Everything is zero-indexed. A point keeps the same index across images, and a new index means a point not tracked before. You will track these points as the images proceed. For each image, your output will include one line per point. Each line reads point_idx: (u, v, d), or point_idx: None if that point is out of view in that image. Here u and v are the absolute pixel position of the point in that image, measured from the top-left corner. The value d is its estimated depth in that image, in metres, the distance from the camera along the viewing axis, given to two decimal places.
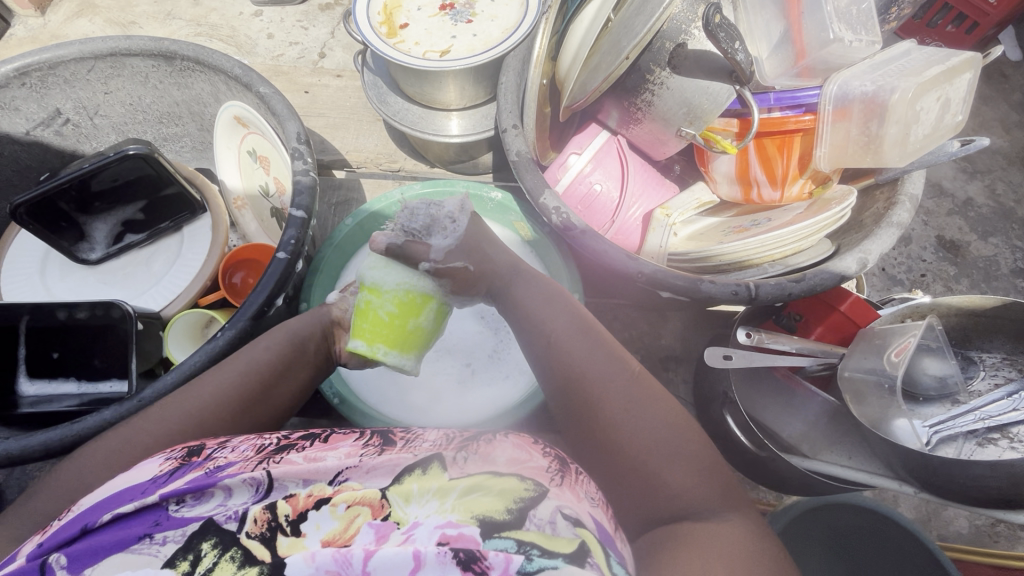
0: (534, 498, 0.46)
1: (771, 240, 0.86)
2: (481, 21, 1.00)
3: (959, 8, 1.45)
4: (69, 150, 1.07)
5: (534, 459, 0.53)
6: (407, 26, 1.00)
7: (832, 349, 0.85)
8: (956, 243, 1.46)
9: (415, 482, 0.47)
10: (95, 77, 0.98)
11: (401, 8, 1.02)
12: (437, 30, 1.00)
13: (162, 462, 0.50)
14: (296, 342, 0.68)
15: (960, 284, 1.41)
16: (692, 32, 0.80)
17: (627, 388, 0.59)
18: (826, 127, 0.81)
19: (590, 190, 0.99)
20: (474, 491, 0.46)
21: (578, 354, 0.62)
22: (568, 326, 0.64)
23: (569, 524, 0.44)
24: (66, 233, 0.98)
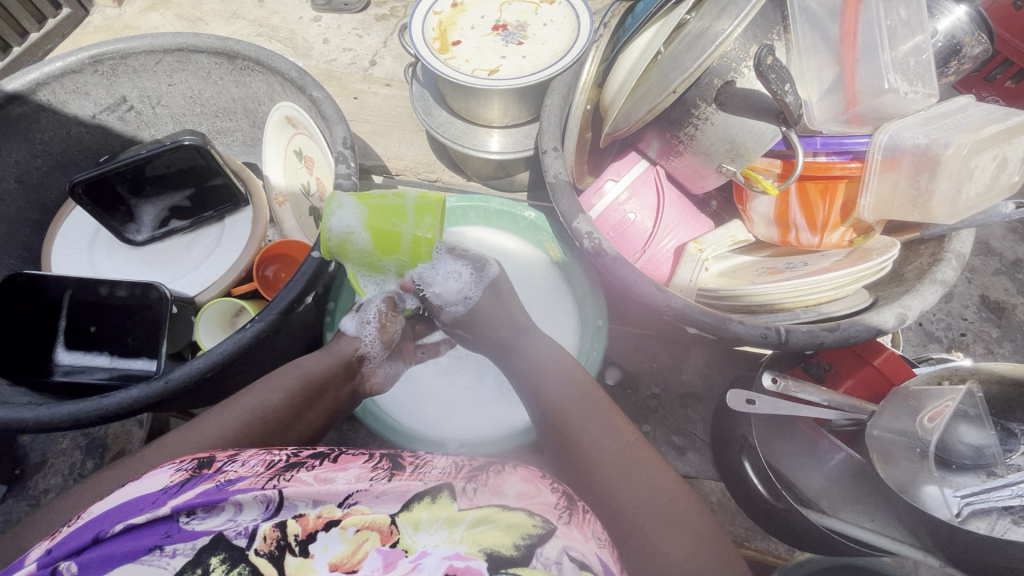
0: (541, 535, 0.47)
1: (809, 284, 0.84)
2: (531, 44, 1.02)
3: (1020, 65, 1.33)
4: (128, 136, 1.13)
5: (543, 494, 0.52)
6: (459, 43, 1.02)
7: (862, 405, 0.81)
8: (1001, 304, 1.40)
9: (424, 509, 0.48)
10: (161, 69, 1.03)
11: (455, 25, 1.04)
12: (488, 49, 1.02)
13: (173, 470, 0.50)
14: (309, 377, 0.72)
15: (1003, 347, 1.34)
16: (742, 72, 0.79)
17: (640, 455, 0.61)
18: (872, 177, 0.79)
19: (623, 218, 0.99)
20: (483, 523, 0.47)
21: (588, 408, 0.66)
22: (569, 388, 0.68)
23: (574, 566, 0.45)
24: (117, 214, 1.03)
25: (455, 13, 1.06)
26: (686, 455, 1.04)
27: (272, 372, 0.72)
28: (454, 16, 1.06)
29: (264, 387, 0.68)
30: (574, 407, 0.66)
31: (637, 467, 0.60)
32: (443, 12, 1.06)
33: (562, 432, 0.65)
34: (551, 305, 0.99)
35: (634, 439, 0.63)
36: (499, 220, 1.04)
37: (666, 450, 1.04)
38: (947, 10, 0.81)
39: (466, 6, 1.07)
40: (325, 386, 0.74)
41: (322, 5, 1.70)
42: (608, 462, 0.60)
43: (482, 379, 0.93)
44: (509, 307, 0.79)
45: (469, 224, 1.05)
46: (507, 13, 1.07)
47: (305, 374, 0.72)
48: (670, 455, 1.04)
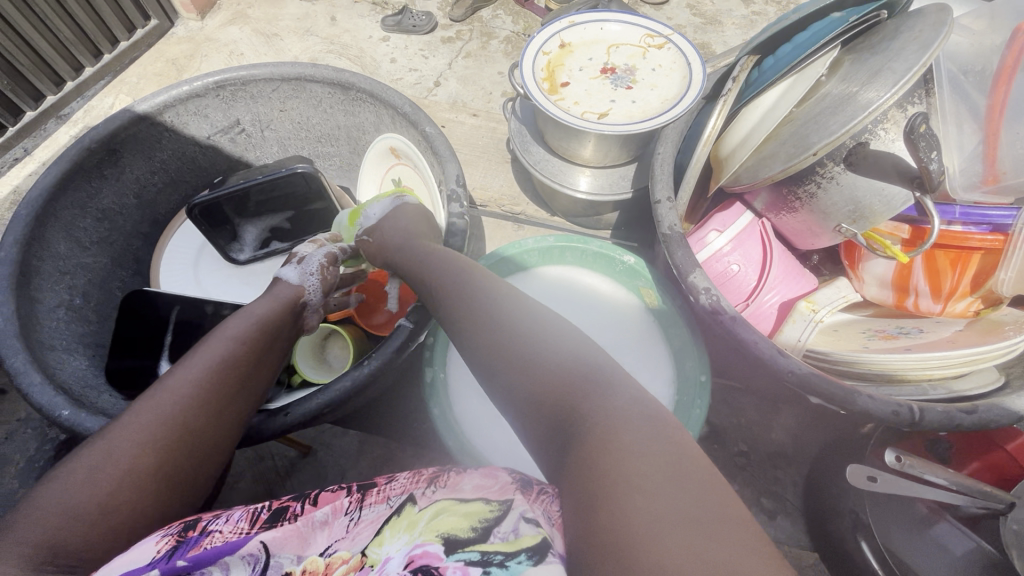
0: (498, 517, 0.49)
1: (936, 359, 0.80)
2: (641, 89, 1.01)
3: None
4: (235, 157, 1.16)
5: (499, 480, 0.54)
6: (568, 84, 1.03)
7: (995, 494, 0.74)
8: None
9: (389, 527, 0.50)
10: (277, 96, 1.07)
11: (563, 66, 1.05)
12: (597, 92, 1.02)
13: (159, 537, 0.49)
14: (265, 323, 0.72)
15: None
16: (878, 134, 0.77)
17: (603, 369, 0.54)
18: (1017, 252, 0.76)
19: (727, 269, 0.97)
20: (441, 514, 0.50)
21: (564, 327, 0.59)
22: (522, 303, 0.62)
23: (532, 527, 0.48)
24: (223, 232, 1.06)
25: (563, 53, 1.06)
26: (778, 520, 0.99)
27: (219, 324, 0.70)
28: (563, 57, 1.06)
29: (218, 338, 0.67)
30: (532, 321, 0.59)
31: (599, 380, 0.52)
32: (552, 53, 1.06)
33: (517, 351, 0.56)
34: (650, 354, 0.96)
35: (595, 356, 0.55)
36: (596, 262, 1.03)
37: (756, 513, 0.99)
38: None
39: (574, 48, 1.07)
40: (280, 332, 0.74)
41: (391, 25, 1.76)
42: (585, 410, 0.50)
43: None
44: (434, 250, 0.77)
45: (563, 264, 1.04)
46: (614, 55, 1.07)
47: (257, 319, 0.72)
48: (759, 518, 0.99)
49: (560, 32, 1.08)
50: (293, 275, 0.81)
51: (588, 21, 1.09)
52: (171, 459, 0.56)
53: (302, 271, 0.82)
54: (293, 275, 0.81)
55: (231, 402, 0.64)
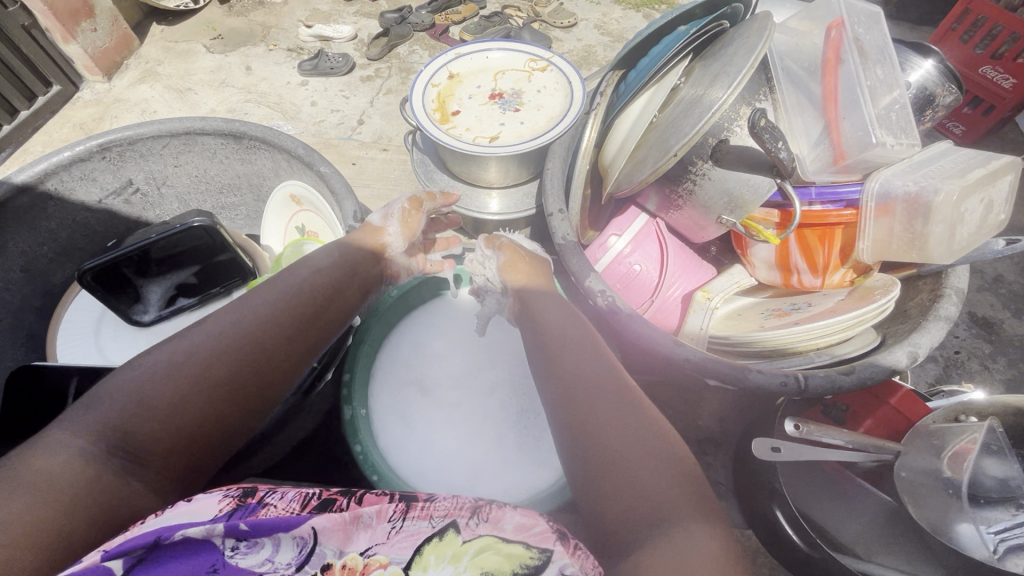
0: (539, 566, 0.46)
1: (818, 329, 0.86)
2: (528, 111, 1.07)
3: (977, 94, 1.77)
4: (133, 217, 1.13)
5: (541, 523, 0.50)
6: (459, 113, 1.07)
7: (885, 445, 0.81)
8: (989, 320, 1.54)
9: (433, 552, 0.47)
10: (168, 152, 1.05)
11: (452, 96, 1.09)
12: (486, 117, 1.07)
13: (221, 495, 0.47)
14: (291, 294, 0.71)
15: (997, 362, 1.46)
16: (735, 130, 0.84)
17: (636, 419, 0.60)
18: (869, 222, 0.83)
19: (629, 270, 1.02)
20: (486, 550, 0.47)
21: (602, 370, 0.67)
22: (575, 347, 0.71)
23: None
24: (123, 295, 1.02)
25: (452, 84, 1.11)
26: None
27: (254, 291, 0.71)
28: (452, 88, 1.11)
29: (250, 308, 0.68)
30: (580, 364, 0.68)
31: (631, 429, 0.59)
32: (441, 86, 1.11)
33: (571, 381, 0.66)
34: None
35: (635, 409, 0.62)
36: None
37: None
38: (916, 65, 0.87)
39: (463, 78, 1.12)
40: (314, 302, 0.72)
41: (308, 70, 2.11)
42: (619, 454, 0.57)
43: (503, 444, 0.92)
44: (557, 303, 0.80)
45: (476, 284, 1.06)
46: (501, 81, 1.12)
47: (284, 297, 0.70)
48: None
49: (447, 65, 1.13)
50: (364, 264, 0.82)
51: (472, 52, 1.15)
52: (185, 400, 0.59)
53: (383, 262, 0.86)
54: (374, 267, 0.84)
55: (254, 369, 0.65)
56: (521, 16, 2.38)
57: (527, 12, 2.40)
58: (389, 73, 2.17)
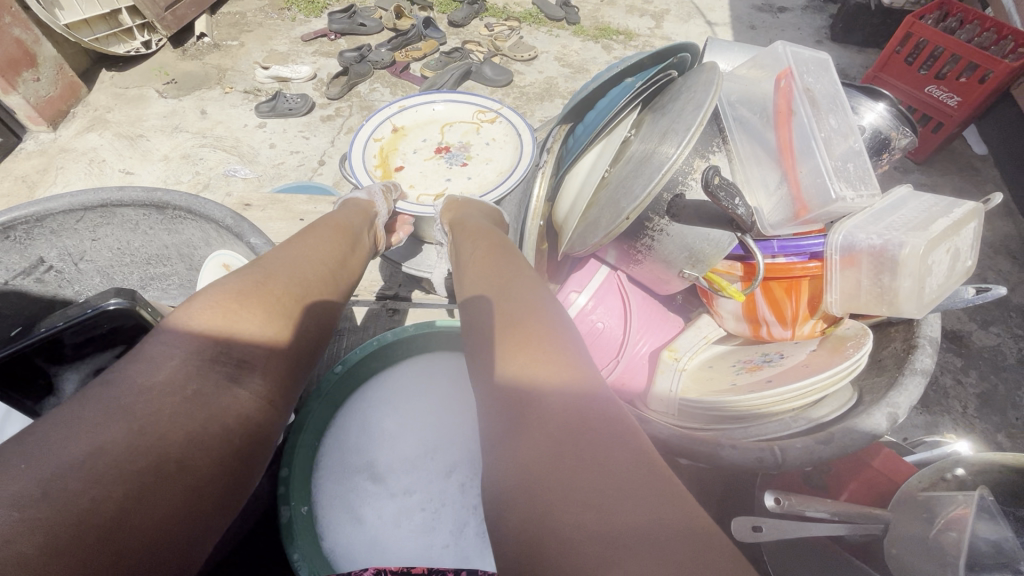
0: None
1: (792, 391, 0.80)
2: (475, 164, 1.03)
3: (925, 112, 1.85)
4: (49, 296, 1.03)
5: None
6: (402, 168, 1.02)
7: (871, 513, 0.76)
8: (958, 334, 1.53)
9: None
10: (84, 226, 0.96)
11: (396, 150, 1.04)
12: (432, 173, 1.03)
13: None
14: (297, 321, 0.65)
15: (969, 376, 1.44)
16: (689, 184, 0.80)
17: (577, 366, 0.56)
18: (835, 274, 0.79)
19: (593, 328, 0.96)
20: None
21: (551, 318, 0.62)
22: (518, 295, 0.66)
23: None
24: (32, 389, 0.91)
25: (396, 137, 1.05)
26: None
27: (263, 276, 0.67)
28: (396, 142, 1.05)
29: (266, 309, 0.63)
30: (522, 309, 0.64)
31: (567, 375, 0.55)
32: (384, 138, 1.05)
33: (506, 325, 0.62)
34: None
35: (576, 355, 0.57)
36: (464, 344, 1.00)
37: None
38: (868, 110, 0.85)
39: (408, 130, 1.07)
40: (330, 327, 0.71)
41: (266, 111, 2.07)
42: (549, 400, 0.53)
43: (464, 532, 0.83)
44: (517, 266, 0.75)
45: (431, 350, 1.01)
46: (449, 133, 1.07)
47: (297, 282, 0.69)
48: None
49: (390, 116, 1.07)
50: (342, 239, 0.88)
51: (417, 103, 1.09)
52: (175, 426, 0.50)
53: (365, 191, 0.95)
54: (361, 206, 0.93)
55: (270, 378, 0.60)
56: (482, 51, 2.36)
57: (488, 46, 2.38)
58: (347, 113, 2.12)
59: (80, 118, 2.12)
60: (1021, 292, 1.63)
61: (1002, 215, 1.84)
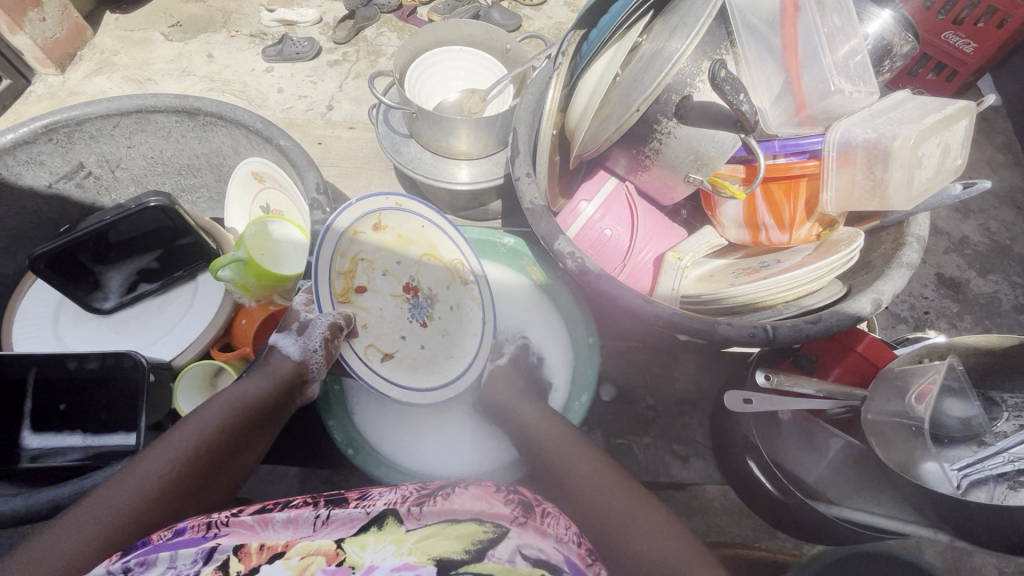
0: (493, 540, 0.52)
1: (785, 281, 0.87)
2: (439, 319, 0.93)
3: (937, 59, 1.67)
4: (88, 202, 1.10)
5: (494, 506, 0.56)
6: (365, 290, 0.87)
7: (852, 391, 0.83)
8: (956, 280, 1.57)
9: (372, 534, 0.54)
10: (120, 132, 1.01)
11: (371, 263, 0.86)
12: (392, 317, 0.90)
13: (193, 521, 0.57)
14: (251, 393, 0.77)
15: (963, 321, 1.50)
16: (697, 86, 0.83)
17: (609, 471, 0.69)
18: (831, 172, 0.84)
19: (601, 235, 1.01)
20: (431, 537, 0.53)
21: (579, 444, 0.75)
22: (553, 432, 0.79)
23: (523, 563, 0.50)
24: (81, 283, 0.98)
25: (367, 263, 0.85)
26: (691, 462, 1.04)
27: (205, 404, 0.75)
28: (376, 246, 0.87)
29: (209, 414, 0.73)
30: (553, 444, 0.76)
31: (607, 478, 0.68)
32: (363, 239, 0.85)
33: (551, 467, 0.74)
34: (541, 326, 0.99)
35: (601, 461, 0.71)
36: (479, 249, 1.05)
37: (670, 460, 1.05)
38: (874, 16, 0.88)
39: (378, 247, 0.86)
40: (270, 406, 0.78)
41: (271, 55, 1.87)
42: (595, 503, 0.64)
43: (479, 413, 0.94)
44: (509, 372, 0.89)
45: None
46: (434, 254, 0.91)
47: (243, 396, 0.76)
48: (674, 464, 1.04)
49: (381, 208, 0.85)
50: (294, 349, 0.80)
51: (416, 213, 0.88)
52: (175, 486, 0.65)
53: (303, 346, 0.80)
54: (294, 349, 0.80)
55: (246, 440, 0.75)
56: None
57: None
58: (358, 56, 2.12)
59: (85, 56, 2.02)
60: (1022, 242, 1.64)
61: (1008, 166, 1.78)
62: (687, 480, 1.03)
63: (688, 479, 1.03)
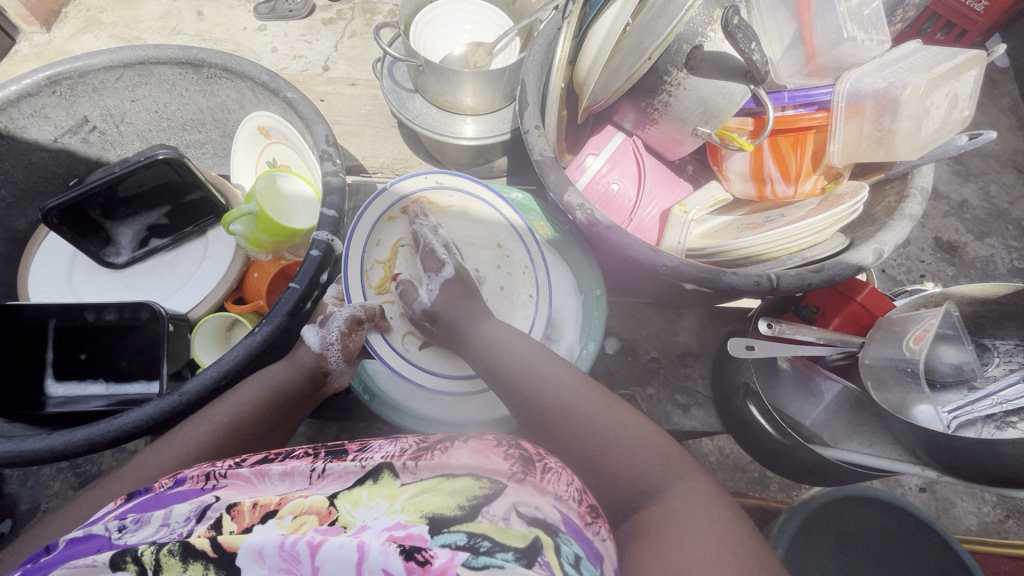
0: (487, 497, 0.49)
1: (789, 232, 0.88)
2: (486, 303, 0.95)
3: (948, 17, 1.62)
4: (94, 158, 1.10)
5: (495, 462, 0.54)
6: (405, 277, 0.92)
7: (850, 338, 0.87)
8: (953, 244, 1.59)
9: (366, 490, 0.50)
10: (123, 85, 1.00)
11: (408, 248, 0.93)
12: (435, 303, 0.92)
13: (190, 478, 0.55)
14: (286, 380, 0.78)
15: (958, 283, 1.53)
16: (708, 35, 0.83)
17: (588, 393, 0.69)
18: (839, 124, 0.85)
19: (607, 189, 1.02)
20: (426, 493, 0.48)
21: (546, 368, 0.74)
22: (522, 352, 0.77)
23: (522, 520, 0.47)
24: (93, 238, 0.99)
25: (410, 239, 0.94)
26: (692, 412, 1.08)
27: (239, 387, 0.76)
28: (417, 235, 0.95)
29: (242, 395, 0.74)
30: (527, 369, 0.74)
31: (585, 403, 0.68)
32: (400, 225, 0.94)
33: (521, 394, 0.73)
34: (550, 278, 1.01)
35: (574, 377, 0.72)
36: None
37: (672, 410, 1.08)
38: None
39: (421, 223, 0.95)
40: (300, 394, 0.80)
41: (265, 12, 1.80)
42: (593, 443, 0.64)
43: None
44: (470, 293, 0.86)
45: None
46: (476, 226, 0.98)
47: (274, 384, 0.77)
48: (676, 414, 1.08)
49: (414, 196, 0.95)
50: (314, 340, 0.81)
51: (455, 187, 0.98)
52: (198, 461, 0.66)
53: (323, 340, 0.81)
54: (314, 343, 0.81)
55: (277, 421, 0.77)
56: None
57: None
58: None
59: (71, 15, 1.88)
60: (1020, 206, 1.66)
61: (1012, 129, 1.77)
62: (688, 428, 1.07)
63: (689, 428, 1.07)
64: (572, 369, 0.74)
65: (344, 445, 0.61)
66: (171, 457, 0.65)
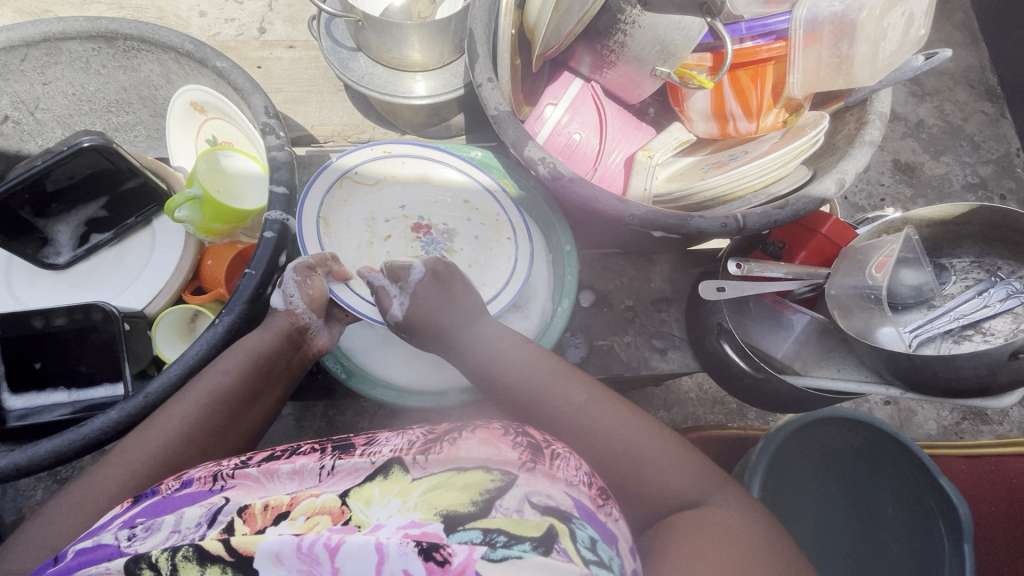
0: (501, 489, 0.49)
1: (752, 169, 0.87)
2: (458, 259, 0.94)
3: None
4: (13, 151, 1.01)
5: (504, 452, 0.55)
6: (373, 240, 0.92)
7: (816, 271, 0.87)
8: (911, 165, 1.62)
9: (377, 487, 0.50)
10: (30, 66, 0.90)
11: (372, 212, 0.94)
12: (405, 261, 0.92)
13: (196, 480, 0.54)
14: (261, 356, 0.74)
15: (916, 204, 1.57)
16: None
17: (603, 408, 0.67)
18: (799, 52, 0.83)
19: (570, 140, 0.98)
20: (439, 488, 0.49)
21: (553, 383, 0.70)
22: (525, 363, 0.73)
23: (536, 511, 0.47)
24: (27, 239, 0.92)
25: (367, 210, 0.95)
26: (669, 355, 1.10)
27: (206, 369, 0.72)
28: (378, 200, 0.96)
29: (211, 378, 0.71)
30: (534, 387, 0.71)
31: (606, 416, 0.66)
32: (360, 190, 0.95)
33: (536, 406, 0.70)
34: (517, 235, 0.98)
35: (587, 393, 0.69)
36: None
37: (650, 354, 1.10)
38: None
39: (377, 193, 0.96)
40: (279, 366, 0.77)
41: None
42: (620, 461, 0.63)
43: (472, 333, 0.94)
44: (452, 297, 0.79)
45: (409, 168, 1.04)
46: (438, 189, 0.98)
47: (249, 356, 0.74)
48: (654, 358, 1.10)
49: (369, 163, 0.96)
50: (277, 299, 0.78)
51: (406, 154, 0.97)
52: (176, 456, 0.65)
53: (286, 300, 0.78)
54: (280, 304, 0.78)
55: (255, 400, 0.74)
56: None
57: None
58: None
59: None
60: (973, 122, 1.69)
61: (965, 45, 1.77)
62: (667, 371, 1.09)
63: (668, 370, 1.09)
64: (580, 378, 0.71)
65: (352, 437, 0.61)
66: (151, 451, 0.63)
